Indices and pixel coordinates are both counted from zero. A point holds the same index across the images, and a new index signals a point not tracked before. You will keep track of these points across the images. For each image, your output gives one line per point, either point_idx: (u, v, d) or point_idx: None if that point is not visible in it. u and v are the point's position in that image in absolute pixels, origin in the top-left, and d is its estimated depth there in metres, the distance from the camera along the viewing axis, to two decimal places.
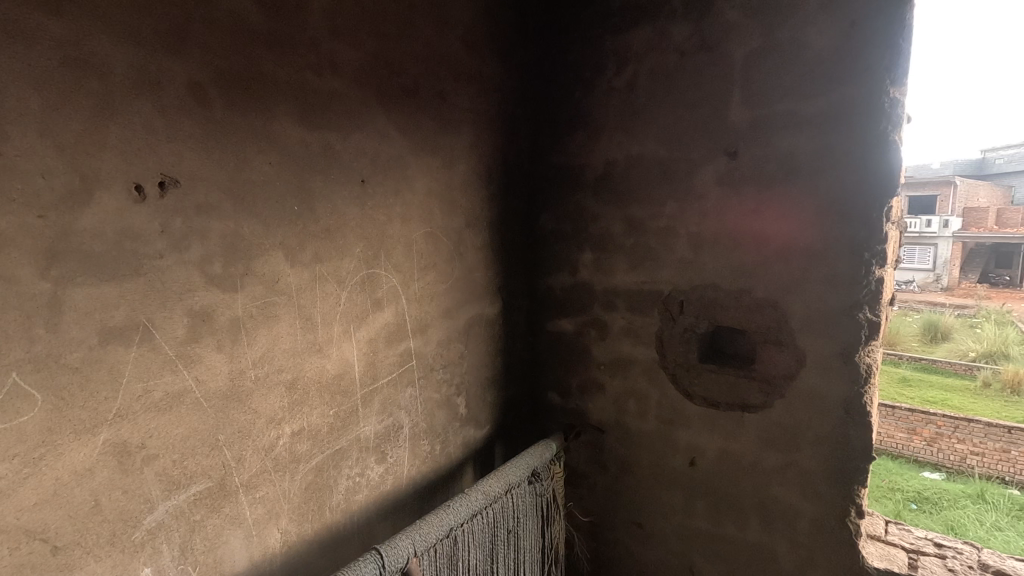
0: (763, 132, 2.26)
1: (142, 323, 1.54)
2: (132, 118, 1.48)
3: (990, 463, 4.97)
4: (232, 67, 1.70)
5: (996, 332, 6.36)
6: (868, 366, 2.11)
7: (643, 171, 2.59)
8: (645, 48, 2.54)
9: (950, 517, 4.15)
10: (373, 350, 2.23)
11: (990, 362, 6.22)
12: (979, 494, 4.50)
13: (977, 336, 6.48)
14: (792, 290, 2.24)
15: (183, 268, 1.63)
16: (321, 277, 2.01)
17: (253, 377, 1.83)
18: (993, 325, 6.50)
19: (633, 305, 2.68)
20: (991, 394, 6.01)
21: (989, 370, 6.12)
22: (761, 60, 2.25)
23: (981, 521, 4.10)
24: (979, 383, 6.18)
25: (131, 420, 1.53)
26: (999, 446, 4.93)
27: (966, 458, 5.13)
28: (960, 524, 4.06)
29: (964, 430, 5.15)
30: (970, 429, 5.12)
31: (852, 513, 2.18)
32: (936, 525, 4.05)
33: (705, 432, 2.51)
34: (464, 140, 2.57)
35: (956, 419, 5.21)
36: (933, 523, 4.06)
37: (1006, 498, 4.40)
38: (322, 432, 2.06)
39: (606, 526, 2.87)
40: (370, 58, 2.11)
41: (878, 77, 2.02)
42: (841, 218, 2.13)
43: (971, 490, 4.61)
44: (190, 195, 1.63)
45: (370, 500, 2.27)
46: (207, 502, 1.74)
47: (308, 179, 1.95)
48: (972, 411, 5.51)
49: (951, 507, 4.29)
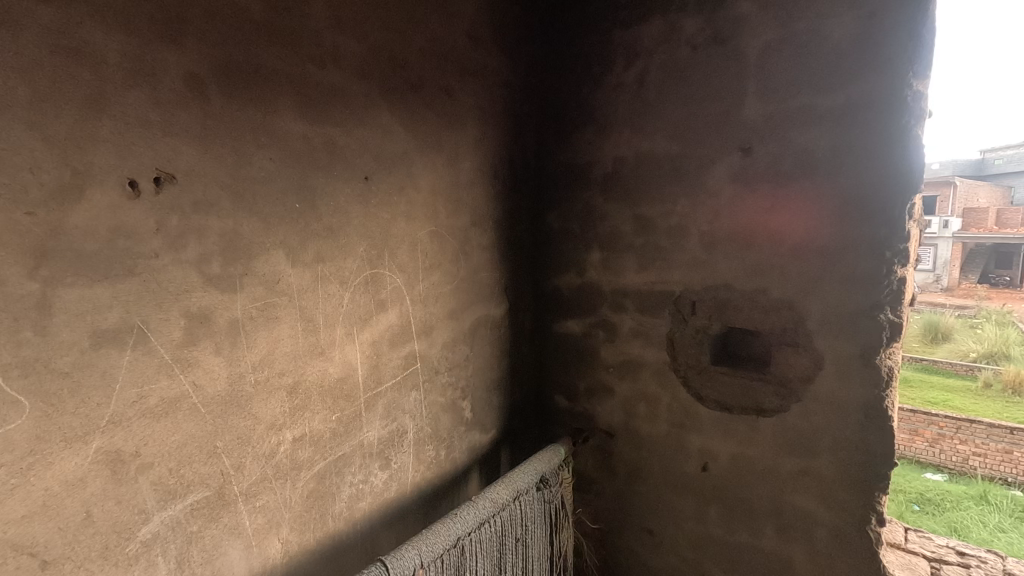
0: (779, 127, 2.20)
1: (136, 325, 1.47)
2: (125, 110, 1.41)
3: (992, 464, 4.89)
4: (231, 58, 1.63)
5: (996, 333, 6.46)
6: (889, 369, 2.04)
7: (654, 168, 2.52)
8: (655, 41, 2.48)
9: (954, 518, 4.09)
10: (377, 352, 2.15)
11: (989, 362, 6.29)
12: (982, 496, 4.44)
13: (978, 336, 6.56)
14: (809, 290, 2.17)
15: (179, 267, 1.56)
16: (324, 278, 1.94)
17: (253, 382, 1.76)
18: (993, 324, 6.72)
19: (643, 305, 2.61)
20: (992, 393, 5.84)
21: (991, 372, 6.04)
22: (776, 53, 2.18)
23: (985, 522, 4.05)
24: (980, 384, 6.02)
25: (124, 427, 1.46)
26: (1001, 447, 4.84)
27: (968, 459, 5.07)
28: (963, 526, 4.00)
29: (966, 430, 5.05)
30: (972, 429, 5.02)
31: (872, 521, 2.11)
32: (939, 527, 3.99)
33: (718, 437, 2.44)
34: (470, 136, 2.50)
35: (958, 419, 5.09)
36: (935, 525, 4.01)
37: (1009, 499, 4.33)
38: (325, 438, 1.99)
39: (615, 532, 2.80)
40: (373, 51, 2.04)
41: (899, 69, 1.95)
42: (860, 216, 2.06)
43: (974, 491, 4.55)
44: (187, 191, 1.56)
45: (374, 507, 2.20)
46: (205, 512, 1.66)
47: (310, 175, 1.87)
48: (973, 411, 5.44)
49: (954, 508, 4.23)
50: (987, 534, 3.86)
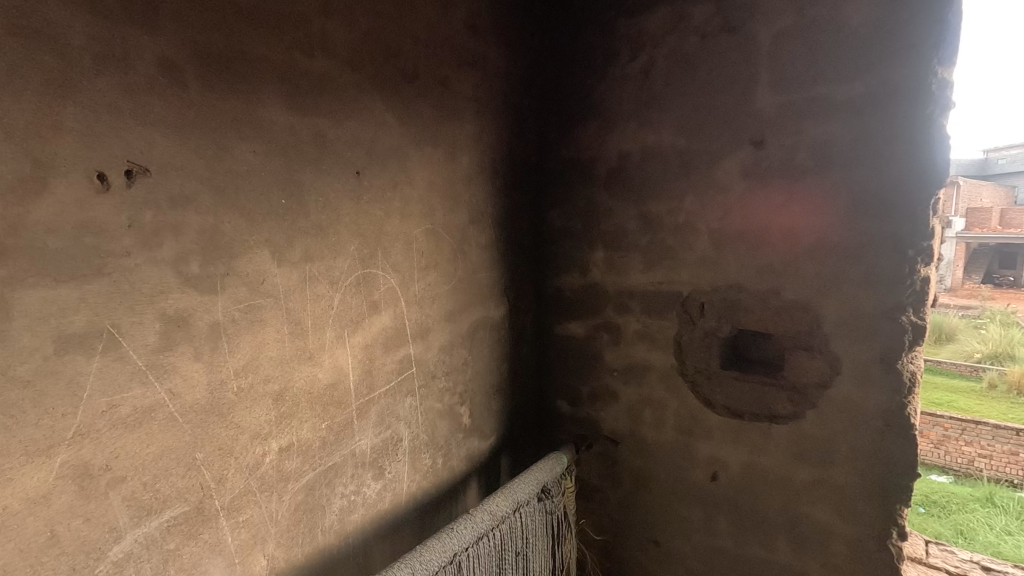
0: (792, 119, 2.09)
1: (106, 329, 1.36)
2: (94, 97, 1.31)
3: (998, 466, 4.73)
4: (211, 43, 1.53)
5: (1000, 333, 6.19)
6: (911, 374, 1.92)
7: (661, 164, 2.41)
8: (662, 31, 2.37)
9: (961, 522, 3.96)
10: (370, 357, 2.04)
11: (993, 363, 6.08)
12: (988, 498, 4.32)
13: (982, 335, 6.26)
14: (825, 291, 2.06)
15: (154, 267, 1.45)
16: (312, 278, 1.83)
17: (235, 389, 1.65)
18: (997, 324, 6.35)
19: (649, 307, 2.50)
20: (997, 394, 5.78)
21: (995, 372, 5.88)
22: (790, 41, 2.07)
23: (992, 526, 3.89)
24: (986, 386, 5.87)
25: (94, 439, 1.36)
26: (1007, 449, 4.71)
27: (973, 461, 4.92)
28: (970, 529, 3.87)
29: (971, 432, 4.92)
30: (978, 430, 4.88)
31: (893, 535, 1.99)
32: (944, 531, 3.87)
33: (728, 445, 2.33)
34: (468, 130, 2.39)
35: (963, 421, 4.99)
36: (940, 528, 3.89)
37: (1015, 501, 4.19)
38: (314, 447, 1.88)
39: (620, 543, 2.69)
40: (365, 39, 1.93)
41: (922, 56, 1.84)
42: (880, 212, 1.94)
43: (979, 493, 4.42)
44: (162, 185, 1.45)
45: (367, 519, 2.09)
46: (183, 529, 1.56)
47: (297, 170, 1.77)
48: (977, 412, 5.35)
49: (960, 511, 4.11)
50: (994, 537, 3.68)
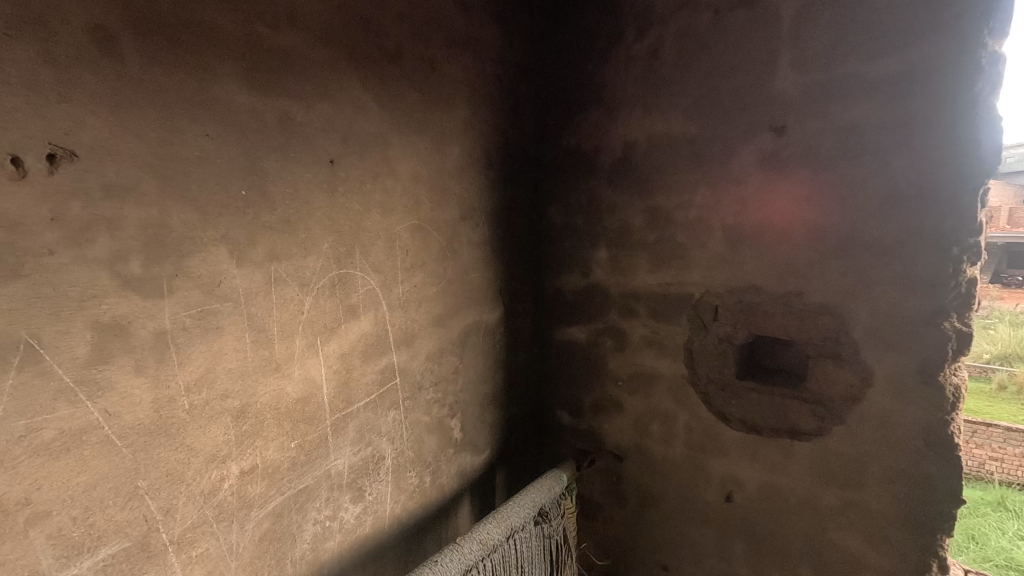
0: (818, 101, 1.87)
1: (24, 341, 1.16)
2: (7, 66, 1.09)
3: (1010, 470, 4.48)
4: (155, 9, 1.32)
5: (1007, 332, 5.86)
6: (955, 389, 1.70)
7: (670, 154, 2.20)
8: (672, 7, 2.15)
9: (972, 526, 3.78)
10: (347, 367, 1.84)
11: (1003, 363, 5.85)
12: (999, 502, 4.10)
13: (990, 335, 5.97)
14: (855, 294, 1.84)
15: (86, 267, 1.24)
16: (279, 280, 1.63)
17: (187, 406, 1.45)
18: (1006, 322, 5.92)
19: (657, 311, 2.28)
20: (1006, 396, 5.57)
21: (1004, 372, 5.64)
22: (816, 14, 1.85)
23: (1004, 530, 3.72)
24: (995, 386, 5.71)
25: (9, 470, 1.15)
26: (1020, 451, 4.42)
27: (984, 464, 4.68)
28: (982, 534, 3.69)
29: (982, 435, 4.66)
30: (988, 433, 4.61)
31: (932, 568, 1.78)
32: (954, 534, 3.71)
33: (744, 463, 2.12)
34: (458, 117, 2.18)
35: (974, 424, 4.73)
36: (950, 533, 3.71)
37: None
38: (281, 470, 1.68)
39: (625, 566, 2.48)
40: (341, 12, 1.73)
41: (969, 28, 1.61)
42: (917, 205, 1.72)
43: (990, 497, 4.20)
44: (95, 172, 1.24)
45: (345, 547, 1.89)
46: (124, 568, 1.36)
47: (260, 157, 1.56)
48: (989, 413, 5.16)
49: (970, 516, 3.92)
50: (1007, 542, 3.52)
